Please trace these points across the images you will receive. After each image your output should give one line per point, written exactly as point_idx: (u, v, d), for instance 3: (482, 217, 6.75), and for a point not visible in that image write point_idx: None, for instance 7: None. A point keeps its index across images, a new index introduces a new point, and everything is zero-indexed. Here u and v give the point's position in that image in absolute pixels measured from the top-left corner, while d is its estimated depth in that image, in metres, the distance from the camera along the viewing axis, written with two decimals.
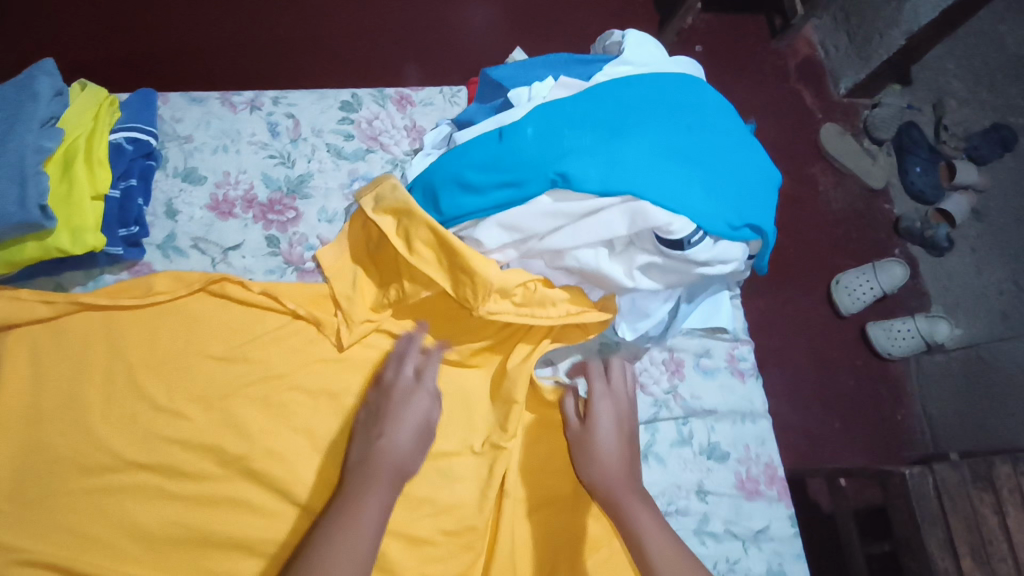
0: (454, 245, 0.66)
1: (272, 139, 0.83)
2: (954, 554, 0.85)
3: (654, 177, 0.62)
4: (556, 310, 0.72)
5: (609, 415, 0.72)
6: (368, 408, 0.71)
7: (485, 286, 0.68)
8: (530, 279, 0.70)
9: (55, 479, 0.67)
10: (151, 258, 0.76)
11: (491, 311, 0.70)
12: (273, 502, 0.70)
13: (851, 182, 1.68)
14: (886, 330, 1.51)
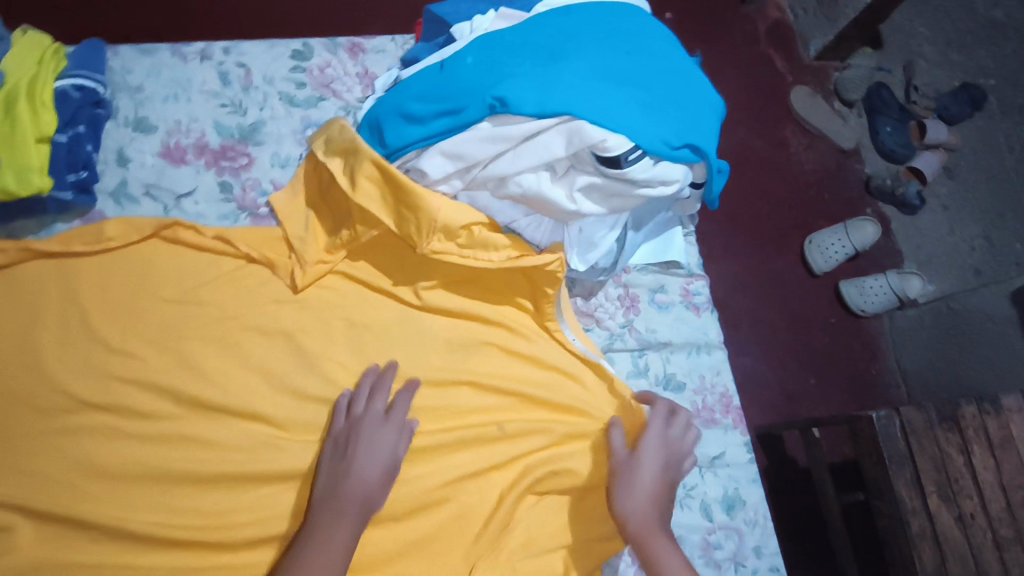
0: (396, 178, 0.67)
1: (223, 88, 0.83)
2: (922, 492, 0.95)
3: (591, 98, 0.63)
4: (499, 255, 0.72)
5: (665, 450, 0.71)
6: (333, 441, 0.69)
7: (429, 221, 0.69)
8: (474, 222, 0.70)
9: (9, 421, 0.67)
10: (103, 206, 0.76)
11: (434, 250, 0.72)
12: (230, 438, 0.70)
13: (824, 144, 1.68)
14: (859, 287, 1.51)
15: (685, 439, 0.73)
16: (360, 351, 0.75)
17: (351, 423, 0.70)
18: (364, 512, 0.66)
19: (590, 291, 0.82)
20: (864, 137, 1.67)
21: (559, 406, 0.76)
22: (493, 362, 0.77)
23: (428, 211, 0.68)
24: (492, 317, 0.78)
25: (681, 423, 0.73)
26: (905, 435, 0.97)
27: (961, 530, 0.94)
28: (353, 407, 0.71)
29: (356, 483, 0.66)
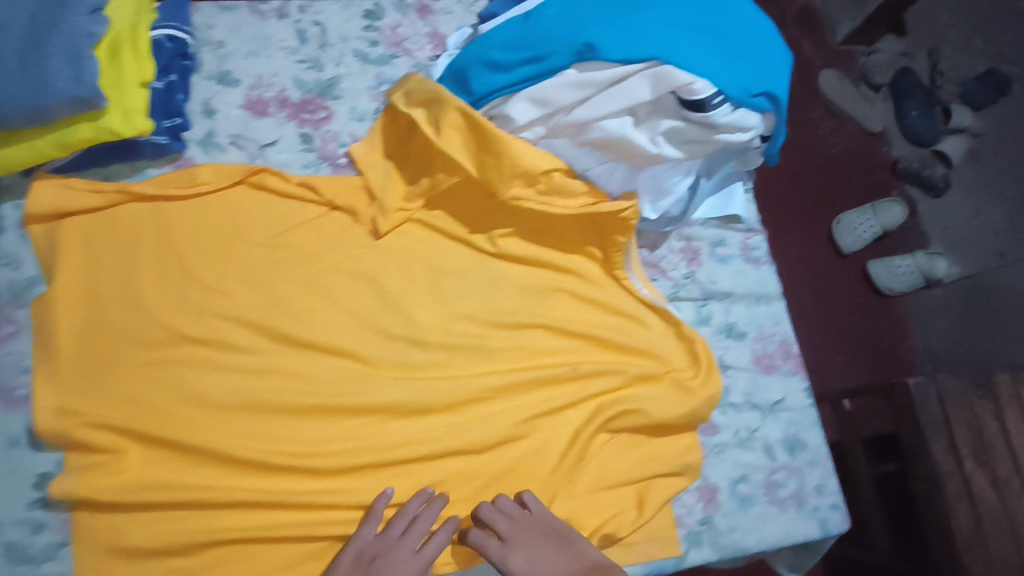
0: (484, 125, 0.70)
1: (301, 46, 0.86)
2: (957, 455, 0.99)
3: (675, 44, 0.65)
4: (574, 203, 0.76)
5: (534, 554, 0.69)
6: (359, 553, 0.67)
7: (512, 166, 0.72)
8: (553, 168, 0.73)
9: (115, 352, 0.71)
10: (193, 153, 0.79)
11: (514, 196, 0.75)
12: (319, 372, 0.74)
13: (852, 127, 1.66)
14: (887, 266, 1.52)
15: (529, 531, 0.69)
16: (440, 295, 0.78)
17: (381, 540, 0.68)
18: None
19: (653, 243, 0.85)
20: (890, 122, 1.66)
21: (629, 348, 0.80)
22: (564, 306, 0.81)
23: (513, 157, 0.71)
24: (565, 264, 0.81)
25: (504, 523, 0.69)
26: (941, 401, 1.02)
27: (996, 494, 0.97)
28: (388, 528, 0.69)
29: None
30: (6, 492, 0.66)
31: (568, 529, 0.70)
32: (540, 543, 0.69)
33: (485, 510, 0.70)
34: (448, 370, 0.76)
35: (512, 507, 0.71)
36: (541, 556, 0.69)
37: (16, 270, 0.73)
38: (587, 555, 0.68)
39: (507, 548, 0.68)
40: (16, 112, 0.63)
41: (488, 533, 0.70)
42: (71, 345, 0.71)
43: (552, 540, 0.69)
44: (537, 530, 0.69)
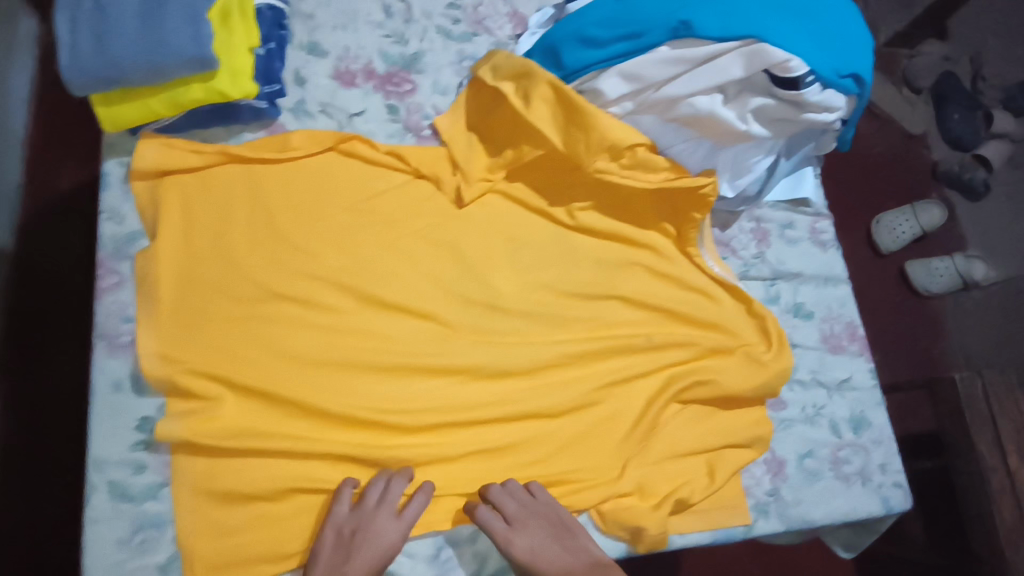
0: (575, 98, 0.73)
1: (386, 20, 0.89)
2: (1002, 451, 0.99)
3: (771, 24, 0.67)
4: (656, 177, 0.78)
5: (539, 537, 0.69)
6: (337, 532, 0.67)
7: (599, 140, 0.74)
8: (638, 143, 0.75)
9: (211, 307, 0.73)
10: (285, 120, 0.81)
11: (598, 169, 0.77)
12: (406, 334, 0.76)
13: (891, 129, 1.63)
14: (925, 266, 1.49)
15: (535, 518, 0.69)
16: (519, 265, 0.81)
17: (357, 514, 0.68)
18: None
19: (724, 222, 0.87)
20: (931, 125, 1.63)
21: (701, 322, 0.82)
22: (638, 279, 0.83)
23: (600, 131, 0.73)
24: (641, 239, 0.84)
25: (512, 508, 0.69)
26: (987, 398, 1.02)
27: None
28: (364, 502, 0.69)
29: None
30: (109, 433, 0.69)
31: (570, 522, 0.71)
32: (543, 527, 0.69)
33: (493, 491, 0.71)
34: (530, 335, 0.79)
35: (520, 492, 0.71)
36: (543, 541, 0.69)
37: (119, 224, 0.75)
38: (585, 551, 0.69)
39: (512, 530, 0.68)
40: (137, 69, 0.66)
41: (495, 513, 0.70)
42: (169, 298, 0.73)
43: (554, 530, 0.70)
44: (545, 518, 0.70)
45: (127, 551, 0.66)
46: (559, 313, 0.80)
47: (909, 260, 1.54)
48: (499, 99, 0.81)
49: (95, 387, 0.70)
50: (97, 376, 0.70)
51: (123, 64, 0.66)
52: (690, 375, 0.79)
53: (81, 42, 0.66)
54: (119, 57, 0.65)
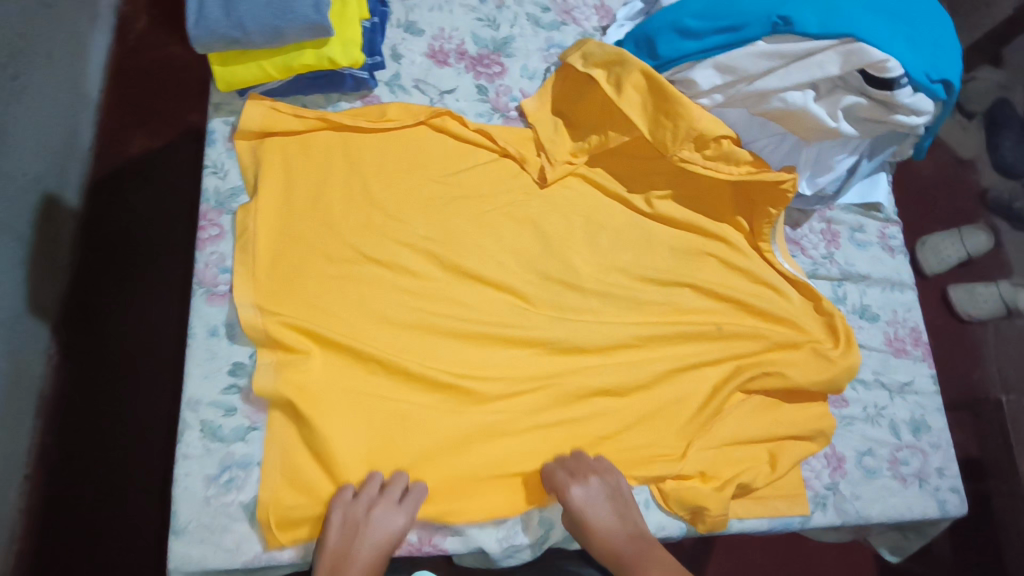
0: (667, 87, 0.75)
1: (480, 5, 0.92)
2: None
3: (868, 25, 0.69)
4: (737, 169, 0.80)
5: (598, 495, 0.71)
6: (339, 521, 0.67)
7: (687, 130, 0.76)
8: (723, 135, 0.77)
9: (304, 264, 0.76)
10: (380, 92, 0.85)
11: (683, 158, 0.80)
12: (487, 305, 0.79)
13: (941, 152, 1.57)
14: (968, 290, 1.39)
15: (597, 476, 0.72)
16: (597, 247, 0.84)
17: (356, 504, 0.67)
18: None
19: (795, 222, 0.89)
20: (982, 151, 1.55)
21: (771, 316, 0.84)
22: (709, 270, 0.85)
23: (690, 120, 0.75)
24: (716, 231, 0.86)
25: (577, 470, 0.73)
26: None
27: None
28: (362, 492, 0.68)
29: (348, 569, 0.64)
30: (203, 375, 0.72)
31: (627, 492, 0.73)
32: (604, 487, 0.72)
33: (564, 455, 0.74)
34: (605, 314, 0.82)
35: (589, 459, 0.74)
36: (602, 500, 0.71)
37: (222, 179, 0.79)
38: (631, 523, 0.71)
39: (573, 480, 0.71)
40: (260, 32, 0.70)
41: (559, 465, 0.73)
42: (266, 252, 0.76)
43: (611, 492, 0.72)
44: (605, 482, 0.72)
45: (214, 488, 0.69)
46: (634, 295, 0.83)
47: (951, 284, 1.44)
48: (588, 87, 0.84)
49: (193, 330, 0.74)
50: (196, 320, 0.74)
51: (248, 27, 0.69)
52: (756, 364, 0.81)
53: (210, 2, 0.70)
54: (244, 18, 0.69)
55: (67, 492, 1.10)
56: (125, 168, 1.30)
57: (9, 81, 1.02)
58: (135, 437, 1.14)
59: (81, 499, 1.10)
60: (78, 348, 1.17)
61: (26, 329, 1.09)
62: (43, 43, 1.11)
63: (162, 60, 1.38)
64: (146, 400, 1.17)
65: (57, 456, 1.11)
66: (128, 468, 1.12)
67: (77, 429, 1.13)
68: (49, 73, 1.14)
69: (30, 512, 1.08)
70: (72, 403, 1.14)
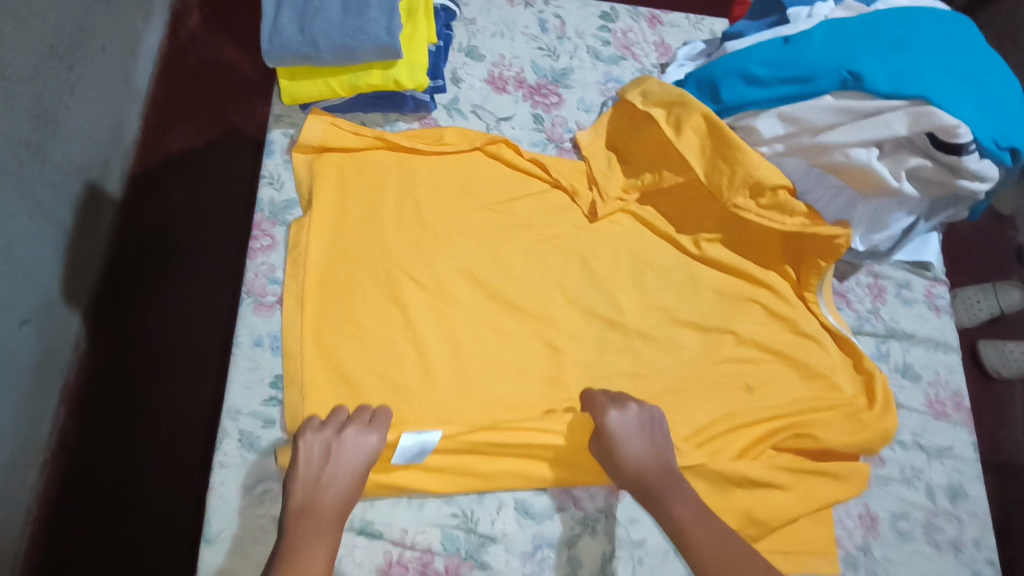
0: (726, 131, 0.75)
1: (541, 34, 0.93)
2: None
3: (940, 88, 0.68)
4: (791, 220, 0.79)
5: (636, 422, 0.70)
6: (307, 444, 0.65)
7: (744, 176, 0.76)
8: (780, 186, 0.77)
9: (355, 283, 0.77)
10: (438, 115, 0.86)
11: (736, 204, 0.79)
12: (528, 336, 0.79)
13: None
14: (998, 348, 1.34)
15: (634, 405, 0.72)
16: (641, 286, 0.83)
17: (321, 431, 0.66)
18: (346, 507, 0.64)
19: (842, 274, 0.89)
20: None
21: (811, 370, 0.83)
22: (753, 317, 0.84)
23: (749, 167, 0.75)
24: (762, 279, 0.85)
25: (623, 401, 0.72)
26: None
27: None
28: (327, 421, 0.68)
29: (324, 498, 0.63)
30: (246, 385, 0.73)
31: (665, 428, 0.72)
32: (643, 416, 0.71)
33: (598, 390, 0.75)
34: (645, 354, 0.81)
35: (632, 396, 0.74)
36: (639, 426, 0.70)
37: (278, 191, 0.80)
38: (665, 457, 0.69)
39: (610, 407, 0.71)
40: (331, 51, 0.71)
41: (596, 396, 0.73)
42: (317, 268, 0.77)
43: (648, 421, 0.71)
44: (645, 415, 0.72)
45: (248, 499, 0.69)
46: (674, 338, 0.82)
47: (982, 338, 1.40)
48: (645, 124, 0.84)
49: (238, 340, 0.74)
50: (241, 330, 0.74)
51: (320, 45, 0.70)
52: (794, 416, 0.79)
53: (284, 19, 0.72)
54: (317, 36, 0.70)
55: (85, 477, 1.11)
56: (166, 162, 1.32)
57: (65, 72, 1.05)
58: (156, 430, 1.15)
59: (96, 486, 1.10)
60: (107, 337, 1.19)
61: (61, 314, 1.11)
62: (100, 37, 1.13)
63: (210, 59, 1.40)
64: (168, 394, 1.17)
65: (78, 443, 1.12)
66: (145, 459, 1.13)
67: (99, 417, 1.14)
68: (103, 67, 1.16)
69: (48, 494, 1.09)
70: (98, 390, 1.15)
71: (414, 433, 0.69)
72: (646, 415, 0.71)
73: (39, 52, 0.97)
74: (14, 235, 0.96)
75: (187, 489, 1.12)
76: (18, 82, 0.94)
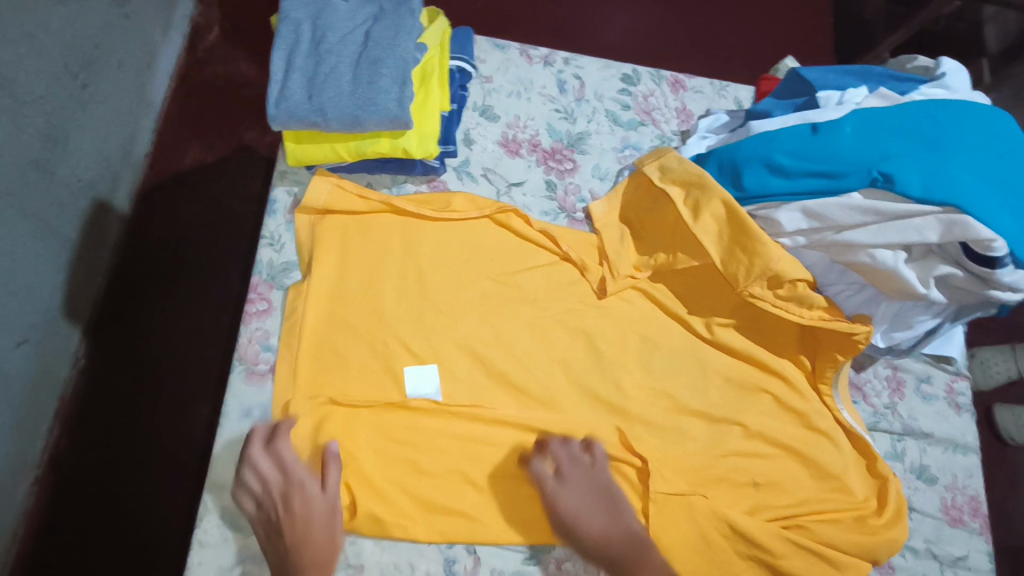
0: (744, 219, 0.72)
1: (559, 95, 0.90)
2: None
3: (976, 195, 0.65)
4: (809, 314, 0.75)
5: (584, 494, 0.70)
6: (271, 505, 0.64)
7: (763, 269, 0.72)
8: (800, 279, 0.73)
9: (350, 353, 0.74)
10: (448, 178, 0.83)
11: (752, 294, 0.75)
12: (527, 416, 0.76)
13: None
14: (1016, 415, 1.27)
15: (583, 478, 0.71)
16: (648, 367, 0.80)
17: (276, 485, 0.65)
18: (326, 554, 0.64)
19: (859, 364, 0.86)
20: None
21: (823, 469, 0.78)
22: (764, 408, 0.81)
23: (768, 260, 0.71)
24: (776, 368, 0.81)
25: (565, 463, 0.71)
26: None
27: None
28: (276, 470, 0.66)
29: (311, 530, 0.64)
30: (231, 460, 0.70)
31: (620, 493, 0.71)
32: (591, 488, 0.70)
33: (552, 443, 0.72)
34: (649, 441, 0.77)
35: (581, 451, 0.72)
36: (590, 499, 0.70)
37: (277, 253, 0.78)
38: (629, 526, 0.69)
39: (558, 484, 0.70)
40: (339, 119, 0.68)
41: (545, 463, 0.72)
42: (312, 336, 0.74)
43: (600, 494, 0.70)
44: (595, 482, 0.71)
45: None
46: (681, 425, 0.79)
47: (998, 403, 1.34)
48: (661, 200, 0.81)
49: (227, 410, 0.72)
50: (230, 399, 0.72)
51: (328, 112, 0.68)
52: (796, 511, 0.76)
53: (293, 83, 0.69)
54: (326, 104, 0.68)
55: (71, 502, 1.08)
56: (174, 179, 1.29)
57: (78, 91, 1.02)
58: (144, 460, 1.12)
59: (82, 513, 1.08)
60: (104, 355, 1.16)
61: (59, 333, 1.08)
62: (116, 53, 1.11)
63: (223, 79, 1.38)
64: (160, 423, 1.15)
65: (68, 461, 1.10)
66: (132, 491, 1.10)
67: (89, 441, 1.11)
68: (117, 84, 1.14)
69: (33, 515, 1.06)
70: (89, 416, 1.13)
71: (413, 392, 0.73)
72: (596, 486, 0.71)
73: (52, 71, 0.95)
74: (17, 257, 0.93)
75: (172, 525, 1.09)
76: (28, 102, 0.91)
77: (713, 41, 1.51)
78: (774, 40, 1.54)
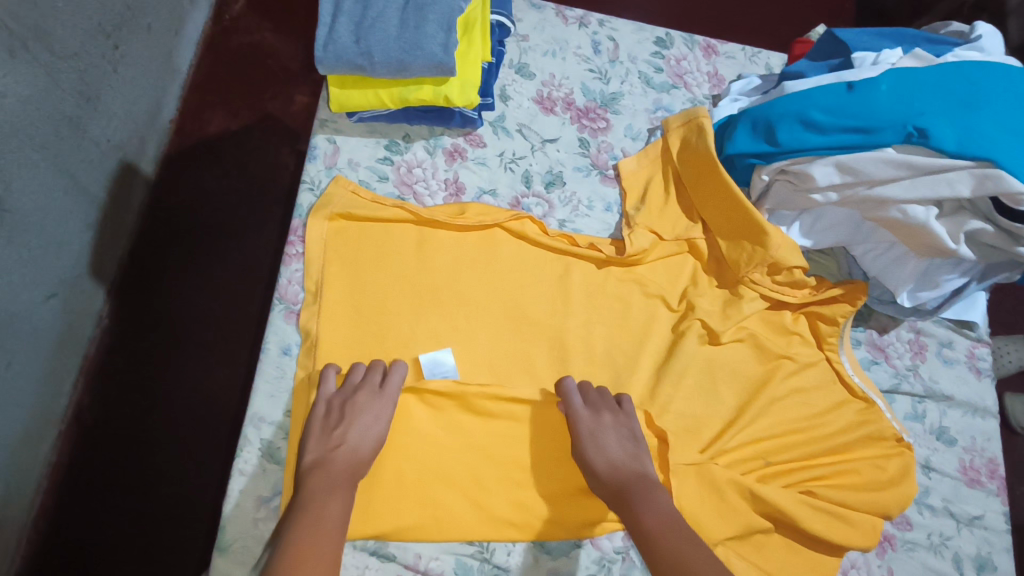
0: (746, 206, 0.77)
1: (593, 56, 0.91)
2: None
3: (1009, 152, 0.66)
4: (800, 292, 0.82)
5: (610, 422, 0.71)
6: (326, 409, 0.68)
7: (763, 258, 0.77)
8: (796, 267, 0.79)
9: (386, 299, 0.76)
10: (484, 132, 0.85)
11: (751, 279, 0.81)
12: (552, 371, 0.78)
13: None
14: None
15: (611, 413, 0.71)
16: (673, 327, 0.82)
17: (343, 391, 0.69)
18: (356, 471, 0.65)
19: (883, 327, 0.87)
20: None
21: (841, 433, 0.80)
22: (786, 371, 0.82)
23: (767, 251, 0.77)
24: (792, 327, 0.84)
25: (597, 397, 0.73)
26: None
27: None
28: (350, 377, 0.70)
29: (356, 437, 0.66)
30: (270, 393, 0.72)
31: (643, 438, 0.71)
32: (618, 425, 0.71)
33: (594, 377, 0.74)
34: (674, 398, 0.79)
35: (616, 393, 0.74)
36: (618, 434, 0.70)
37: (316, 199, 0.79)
38: (643, 465, 0.69)
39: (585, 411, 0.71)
40: (386, 64, 0.70)
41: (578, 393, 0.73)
42: (348, 281, 0.76)
43: (626, 432, 0.71)
44: (618, 423, 0.71)
45: (261, 511, 0.68)
46: (704, 383, 0.80)
47: (1012, 392, 1.34)
48: (682, 168, 0.83)
49: (266, 346, 0.73)
50: (270, 336, 0.73)
51: (375, 57, 0.69)
52: (806, 474, 0.77)
53: (340, 28, 0.71)
54: (373, 48, 0.69)
55: (95, 453, 1.09)
56: (199, 144, 1.30)
57: (111, 50, 1.02)
58: (164, 417, 1.13)
59: (105, 463, 1.09)
60: (127, 314, 1.17)
61: (84, 289, 1.09)
62: (148, 15, 1.11)
63: (251, 46, 1.38)
64: (182, 383, 1.15)
65: (90, 416, 1.11)
66: (153, 445, 1.11)
67: (113, 394, 1.13)
68: (146, 45, 1.13)
69: (57, 465, 1.08)
70: (113, 370, 1.14)
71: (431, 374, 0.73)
72: (623, 425, 0.71)
73: (88, 29, 0.95)
74: (47, 210, 0.94)
75: (191, 484, 1.10)
76: (62, 58, 0.91)
77: (741, 21, 1.52)
78: (803, 26, 1.54)
